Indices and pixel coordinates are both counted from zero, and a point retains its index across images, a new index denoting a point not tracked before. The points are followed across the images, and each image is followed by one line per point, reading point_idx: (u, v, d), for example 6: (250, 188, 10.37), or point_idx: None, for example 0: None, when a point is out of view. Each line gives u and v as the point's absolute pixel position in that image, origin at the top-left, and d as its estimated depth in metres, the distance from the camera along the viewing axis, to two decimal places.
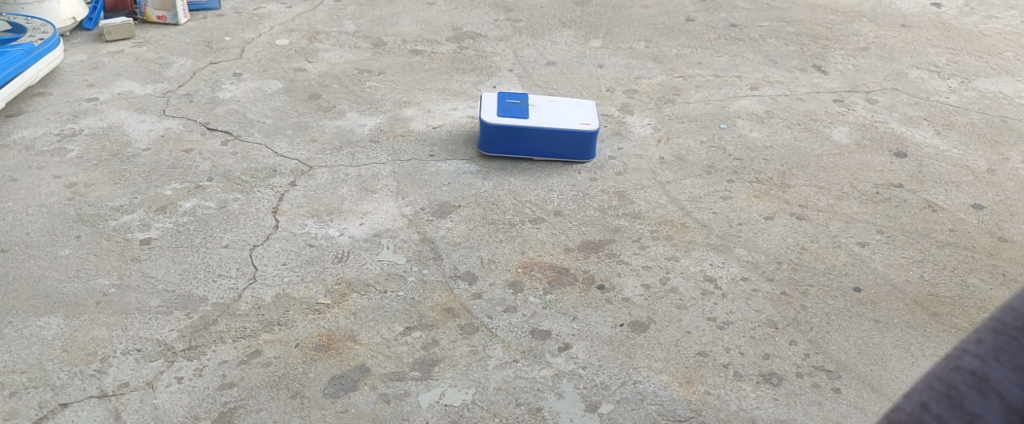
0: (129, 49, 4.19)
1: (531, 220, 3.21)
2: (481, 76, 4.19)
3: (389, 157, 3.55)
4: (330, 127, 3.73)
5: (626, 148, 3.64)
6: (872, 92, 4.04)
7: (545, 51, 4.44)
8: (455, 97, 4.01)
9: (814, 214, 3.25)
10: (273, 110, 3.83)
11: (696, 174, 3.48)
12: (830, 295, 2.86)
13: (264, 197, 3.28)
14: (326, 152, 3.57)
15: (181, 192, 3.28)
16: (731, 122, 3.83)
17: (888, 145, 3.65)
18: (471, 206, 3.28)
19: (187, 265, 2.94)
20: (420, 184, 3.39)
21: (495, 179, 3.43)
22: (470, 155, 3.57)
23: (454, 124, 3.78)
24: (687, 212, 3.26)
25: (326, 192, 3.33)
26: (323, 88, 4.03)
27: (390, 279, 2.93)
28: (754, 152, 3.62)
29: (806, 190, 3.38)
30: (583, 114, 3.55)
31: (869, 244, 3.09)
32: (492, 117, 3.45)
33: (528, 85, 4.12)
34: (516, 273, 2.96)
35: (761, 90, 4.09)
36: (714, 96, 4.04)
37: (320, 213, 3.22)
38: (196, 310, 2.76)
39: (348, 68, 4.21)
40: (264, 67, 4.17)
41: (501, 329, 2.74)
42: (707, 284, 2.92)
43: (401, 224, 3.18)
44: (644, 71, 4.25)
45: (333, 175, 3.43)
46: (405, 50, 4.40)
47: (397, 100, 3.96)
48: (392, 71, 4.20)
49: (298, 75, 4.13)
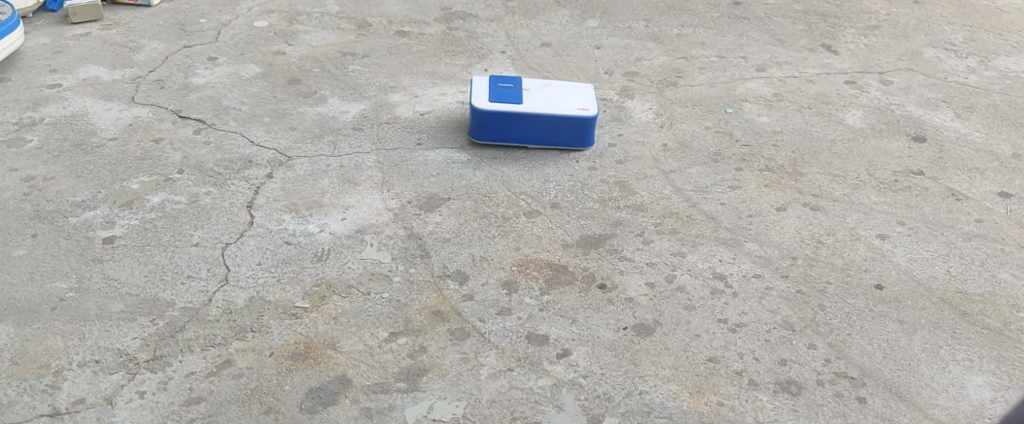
0: (96, 32, 3.95)
1: (526, 214, 2.98)
2: (472, 59, 3.95)
3: (374, 145, 3.32)
4: (310, 113, 3.50)
5: (627, 134, 3.41)
6: (886, 73, 3.82)
7: (540, 31, 4.20)
8: (444, 81, 3.77)
9: (829, 204, 3.03)
10: (251, 97, 3.60)
11: (702, 162, 3.26)
12: (849, 294, 2.65)
13: (238, 191, 3.05)
14: (306, 141, 3.33)
15: (149, 185, 3.05)
16: (737, 107, 3.61)
17: (905, 128, 3.43)
18: (462, 199, 3.05)
19: (153, 265, 2.71)
20: (407, 175, 3.16)
21: (486, 169, 3.20)
22: (459, 143, 3.34)
23: (443, 110, 3.55)
24: (694, 203, 3.04)
25: (306, 185, 3.10)
26: (303, 72, 3.79)
27: (374, 280, 2.70)
28: (763, 138, 3.40)
29: (820, 178, 3.16)
30: (580, 99, 3.33)
31: (891, 236, 2.87)
32: (484, 103, 3.22)
33: (521, 69, 3.89)
34: (511, 272, 2.74)
35: (768, 72, 3.86)
36: (718, 78, 3.82)
37: (298, 207, 2.99)
38: (162, 316, 2.53)
39: (330, 51, 3.97)
40: (241, 50, 3.93)
41: (495, 334, 2.52)
42: (717, 282, 2.70)
43: (386, 218, 2.96)
44: (644, 52, 4.02)
45: (313, 166, 3.20)
46: (391, 32, 4.16)
47: (382, 84, 3.72)
48: (377, 54, 3.96)
49: (277, 59, 3.89)
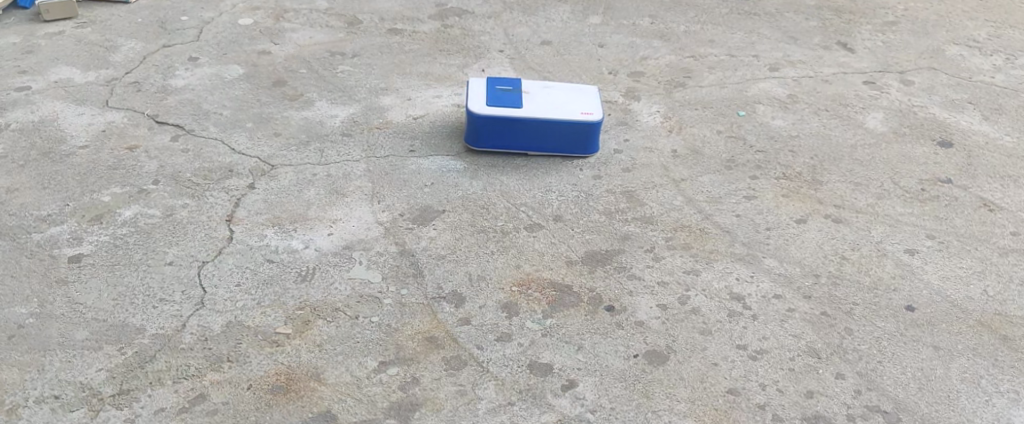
0: (70, 30, 3.73)
1: (527, 228, 2.78)
2: (469, 58, 3.74)
3: (363, 152, 3.11)
4: (296, 118, 3.29)
5: (633, 140, 3.20)
6: (907, 72, 3.60)
7: (540, 28, 3.98)
8: (438, 82, 3.56)
9: (852, 216, 2.82)
10: (233, 100, 3.38)
11: (714, 170, 3.05)
12: (878, 316, 2.44)
13: (217, 204, 2.84)
14: (291, 148, 3.12)
15: (121, 196, 2.83)
16: (750, 109, 3.40)
17: (930, 132, 3.22)
18: (457, 211, 2.84)
19: (122, 287, 2.49)
20: (399, 185, 2.95)
21: (484, 178, 2.99)
22: (455, 150, 3.13)
23: (437, 114, 3.34)
24: (707, 216, 2.83)
25: (290, 196, 2.89)
26: (289, 73, 3.58)
27: (363, 302, 2.50)
28: (779, 143, 3.19)
29: (841, 187, 2.96)
30: (584, 102, 3.12)
31: (920, 251, 2.66)
32: (481, 107, 3.01)
33: (520, 69, 3.67)
34: (511, 292, 2.54)
35: (782, 72, 3.65)
36: (729, 79, 3.60)
37: (282, 221, 2.78)
38: (130, 344, 2.32)
39: (319, 51, 3.76)
40: (223, 50, 3.71)
41: (494, 363, 2.32)
42: (734, 303, 2.49)
43: (376, 233, 2.75)
44: (650, 51, 3.81)
45: (298, 175, 2.99)
46: (382, 29, 3.94)
47: (373, 86, 3.51)
48: (367, 54, 3.74)
49: (262, 59, 3.67)
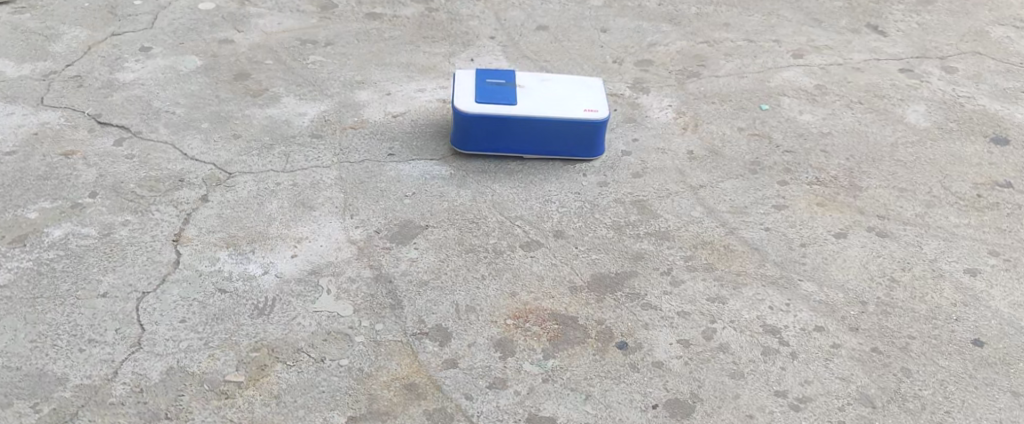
0: (6, 17, 3.31)
1: (523, 246, 2.39)
2: (456, 46, 3.34)
3: (334, 157, 2.71)
4: (259, 117, 2.88)
5: (643, 140, 2.81)
6: (948, 58, 3.23)
7: (535, 12, 3.58)
8: (421, 74, 3.16)
9: (898, 228, 2.43)
10: (187, 96, 2.97)
11: (737, 174, 2.66)
12: (941, 354, 2.07)
13: (164, 220, 2.43)
14: (252, 152, 2.72)
15: (50, 212, 2.42)
16: (774, 102, 3.01)
17: (981, 128, 2.85)
18: (442, 227, 2.45)
19: (42, 326, 2.10)
20: (375, 196, 2.56)
21: (473, 187, 2.60)
22: (439, 153, 2.74)
23: (420, 111, 2.94)
24: (731, 229, 2.45)
25: (248, 210, 2.49)
26: (253, 65, 3.17)
27: (330, 341, 2.11)
28: (809, 142, 2.80)
29: (885, 193, 2.57)
30: (586, 96, 2.73)
31: (982, 272, 2.28)
32: (469, 104, 2.62)
33: (514, 58, 3.28)
34: (506, 327, 2.15)
35: (807, 59, 3.26)
36: (748, 67, 3.22)
37: (238, 240, 2.38)
38: (48, 400, 1.94)
39: (287, 39, 3.35)
40: (180, 38, 3.29)
41: (484, 417, 1.95)
42: (769, 338, 2.11)
43: (347, 255, 2.35)
44: (659, 36, 3.42)
45: (259, 185, 2.59)
46: (360, 14, 3.53)
47: (348, 79, 3.11)
48: (342, 42, 3.34)
49: (223, 48, 3.26)
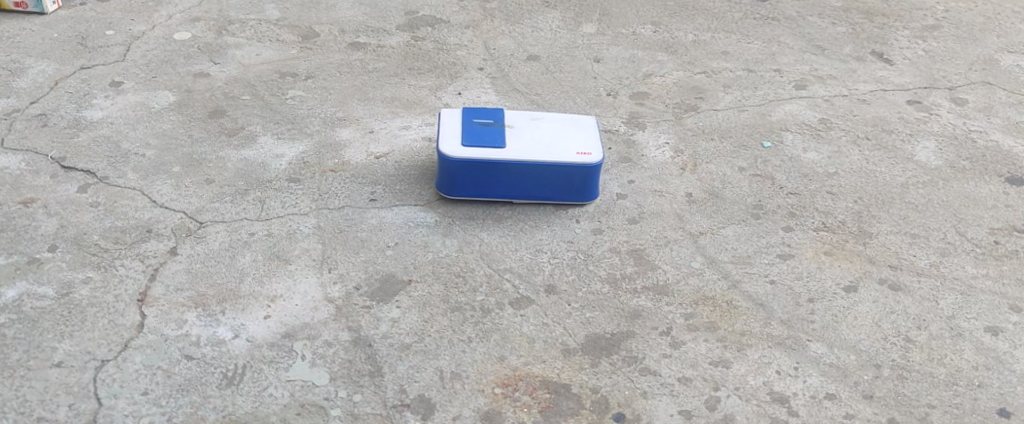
0: None
1: (512, 303, 2.24)
2: (442, 78, 3.19)
3: (313, 203, 2.55)
4: (234, 159, 2.73)
5: (640, 182, 2.67)
6: (957, 89, 3.09)
7: (525, 40, 3.43)
8: (406, 109, 3.01)
9: (912, 280, 2.29)
10: (158, 135, 2.81)
11: (739, 220, 2.52)
12: None
13: (128, 277, 2.25)
14: (226, 198, 2.56)
15: (5, 269, 2.26)
16: (776, 138, 2.86)
17: (995, 166, 2.71)
18: (426, 282, 2.30)
19: None
20: (355, 248, 2.39)
21: (459, 236, 2.45)
22: (424, 198, 2.58)
23: (404, 151, 2.79)
24: (734, 282, 2.30)
25: (220, 265, 2.32)
26: (229, 101, 3.01)
27: (305, 415, 1.97)
28: (814, 182, 2.66)
29: (896, 240, 2.42)
30: (579, 136, 2.58)
31: (1004, 331, 2.14)
32: (456, 148, 2.47)
33: (503, 91, 3.13)
34: (493, 397, 2.02)
35: (810, 90, 3.12)
36: (749, 99, 3.07)
37: (207, 299, 2.21)
38: None
39: (266, 72, 3.19)
40: (153, 71, 3.13)
41: None
42: (776, 408, 1.97)
43: (324, 316, 2.19)
44: (655, 66, 3.27)
45: (232, 236, 2.42)
46: (342, 44, 3.38)
47: (328, 116, 2.95)
48: (323, 75, 3.18)
49: (198, 82, 3.10)
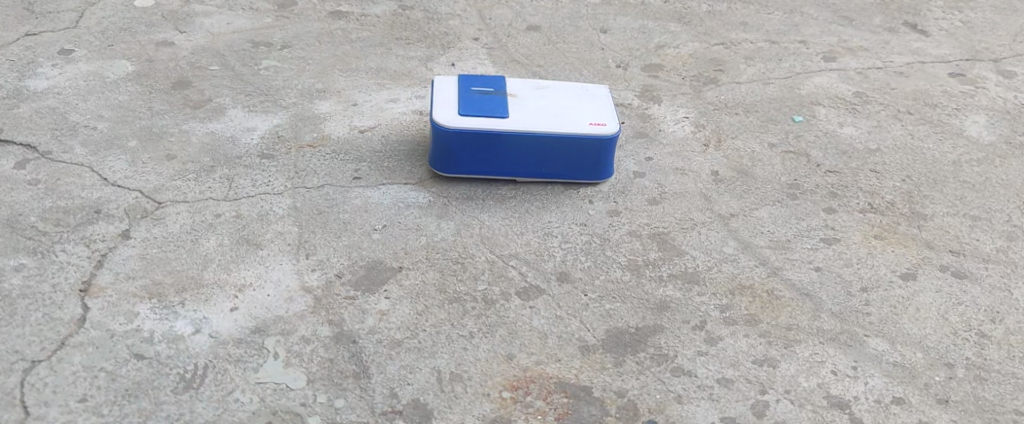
0: None
1: (520, 293, 1.93)
2: (434, 49, 2.87)
3: (288, 181, 2.23)
4: (199, 133, 2.39)
5: (659, 159, 2.36)
6: (1003, 61, 2.83)
7: (524, 10, 3.12)
8: (394, 81, 2.69)
9: (978, 267, 2.01)
10: (113, 107, 2.47)
11: (774, 200, 2.22)
12: None
13: (70, 264, 1.92)
14: (188, 175, 2.22)
15: None
16: (808, 112, 2.57)
17: None
18: (420, 269, 1.98)
19: None
20: (337, 231, 2.07)
21: (456, 218, 2.14)
22: (415, 177, 2.27)
23: (392, 126, 2.47)
24: (775, 270, 2.01)
25: (179, 249, 1.99)
26: (195, 70, 2.67)
27: None
28: (856, 159, 2.36)
29: (955, 223, 2.14)
30: (592, 106, 2.27)
31: None
32: (453, 118, 2.15)
33: (502, 63, 2.82)
34: (501, 402, 1.71)
35: (840, 62, 2.83)
36: (774, 72, 2.78)
37: (163, 290, 1.88)
38: None
39: (237, 40, 2.86)
40: (110, 39, 2.79)
41: None
42: (838, 415, 1.70)
43: (300, 308, 1.87)
44: (667, 37, 2.97)
45: (194, 217, 2.08)
46: (322, 12, 3.05)
47: (307, 87, 2.63)
48: (301, 44, 2.86)
49: (160, 52, 2.75)
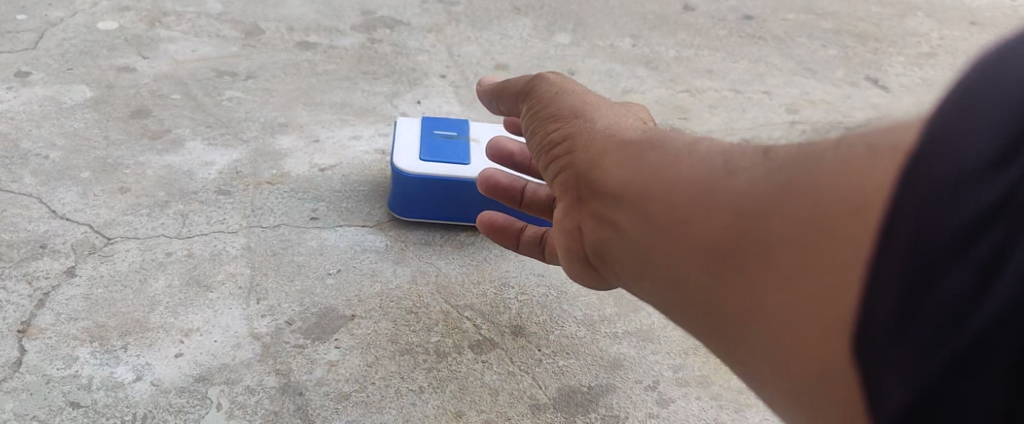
0: None
1: (473, 347, 1.91)
2: (400, 85, 2.85)
3: (243, 219, 2.19)
4: (154, 165, 2.35)
5: None
6: None
7: (493, 48, 3.11)
8: (358, 117, 2.66)
9: None
10: (68, 135, 2.42)
11: None
12: None
13: (10, 303, 1.88)
14: (141, 210, 2.18)
15: None
16: None
17: None
18: (372, 318, 1.95)
19: None
20: (291, 274, 2.04)
21: (413, 264, 2.11)
22: (373, 219, 2.24)
23: (353, 164, 2.44)
24: None
25: (125, 289, 1.95)
26: (156, 99, 2.63)
27: None
28: None
29: None
30: None
31: None
32: (413, 163, 2.15)
33: (468, 102, 2.80)
34: None
35: (802, 115, 2.88)
36: (737, 123, 2.80)
37: (106, 333, 1.84)
38: None
39: (200, 68, 2.82)
40: (69, 62, 2.75)
41: None
42: None
43: (247, 356, 1.83)
44: (634, 81, 2.97)
45: (143, 255, 2.04)
46: (290, 42, 3.03)
47: (269, 120, 2.60)
48: (265, 75, 2.82)
49: (121, 78, 2.71)
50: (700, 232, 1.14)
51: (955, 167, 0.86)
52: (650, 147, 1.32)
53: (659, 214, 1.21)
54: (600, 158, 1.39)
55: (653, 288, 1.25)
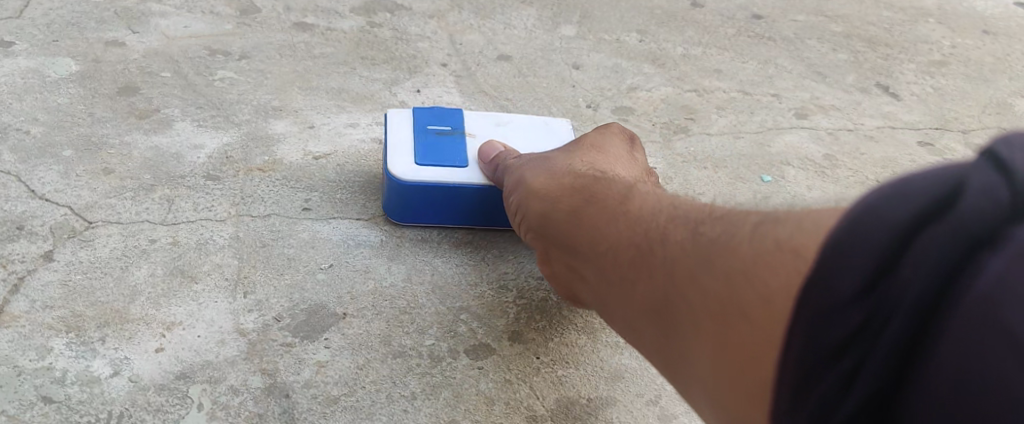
0: None
1: (469, 352, 1.83)
2: (400, 72, 2.76)
3: (232, 207, 2.09)
4: (141, 146, 2.24)
5: None
6: (971, 132, 2.86)
7: (496, 37, 3.02)
8: (355, 104, 2.57)
9: None
10: (51, 111, 2.32)
11: None
12: None
13: None
14: (125, 192, 2.08)
15: None
16: (777, 173, 2.53)
17: None
18: (364, 317, 1.86)
19: None
20: (280, 267, 1.95)
21: (408, 261, 2.01)
22: (368, 212, 2.14)
23: (348, 154, 2.35)
24: None
25: (106, 276, 1.86)
26: (144, 76, 2.53)
27: None
28: None
29: None
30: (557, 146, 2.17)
31: None
32: (411, 166, 2.03)
33: (469, 93, 2.71)
34: None
35: (812, 120, 2.80)
36: (745, 125, 2.72)
37: (83, 323, 1.76)
38: None
39: (192, 46, 2.71)
40: (55, 34, 2.64)
41: None
42: None
43: (231, 353, 1.75)
44: (641, 78, 2.89)
45: (125, 241, 1.95)
46: (286, 23, 2.91)
47: (262, 103, 2.50)
48: (260, 56, 2.72)
49: (109, 52, 2.60)
50: (642, 295, 1.42)
51: (845, 250, 1.03)
52: (609, 215, 1.60)
53: (615, 277, 1.52)
54: (568, 222, 1.70)
55: (630, 330, 1.50)
